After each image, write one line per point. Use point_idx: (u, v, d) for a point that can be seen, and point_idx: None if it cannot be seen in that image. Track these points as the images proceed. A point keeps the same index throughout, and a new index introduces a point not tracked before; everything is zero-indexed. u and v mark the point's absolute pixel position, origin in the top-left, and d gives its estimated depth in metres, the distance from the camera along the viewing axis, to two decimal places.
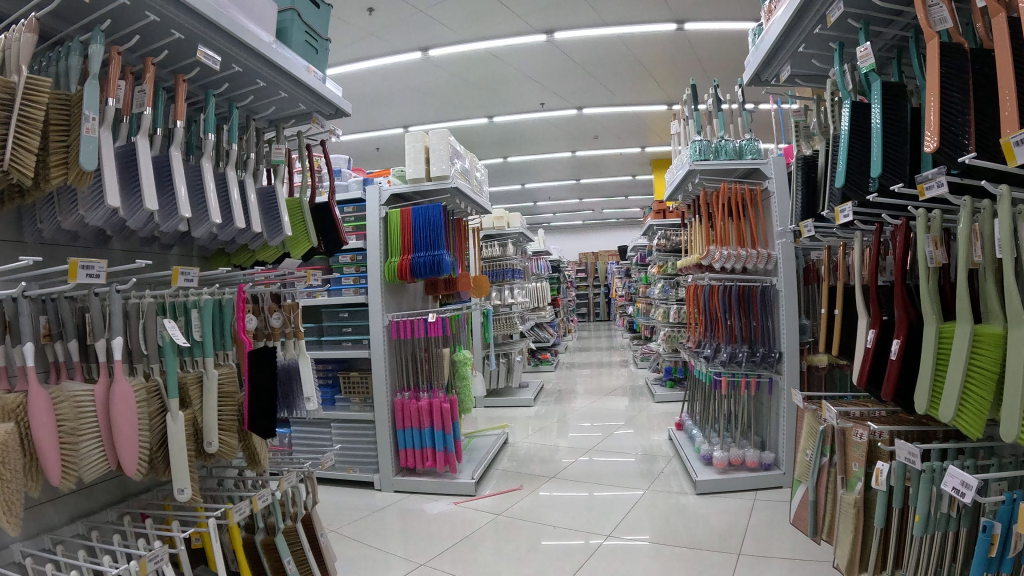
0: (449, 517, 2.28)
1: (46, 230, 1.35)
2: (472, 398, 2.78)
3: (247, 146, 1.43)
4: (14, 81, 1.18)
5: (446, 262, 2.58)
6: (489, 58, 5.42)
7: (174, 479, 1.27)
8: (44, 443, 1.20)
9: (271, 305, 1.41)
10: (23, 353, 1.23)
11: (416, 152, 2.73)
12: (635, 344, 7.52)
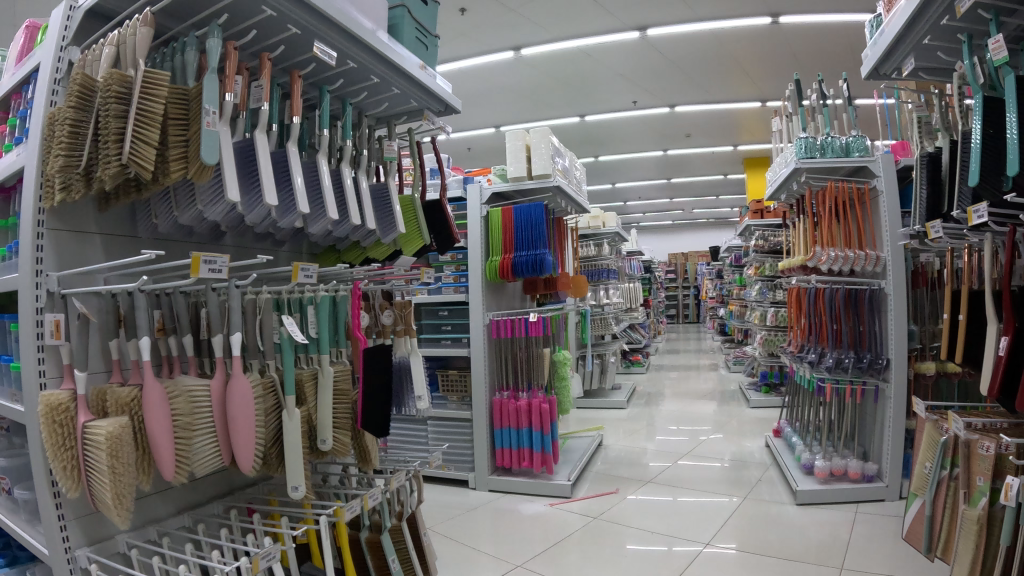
0: (544, 518, 2.25)
1: (161, 223, 1.34)
2: (569, 400, 2.83)
3: (360, 142, 1.41)
4: (132, 75, 1.19)
5: (547, 261, 2.51)
6: (582, 56, 5.37)
7: (289, 477, 1.26)
8: (159, 438, 1.18)
9: (382, 303, 1.41)
10: (140, 346, 1.21)
11: (518, 151, 2.71)
12: (726, 347, 7.37)
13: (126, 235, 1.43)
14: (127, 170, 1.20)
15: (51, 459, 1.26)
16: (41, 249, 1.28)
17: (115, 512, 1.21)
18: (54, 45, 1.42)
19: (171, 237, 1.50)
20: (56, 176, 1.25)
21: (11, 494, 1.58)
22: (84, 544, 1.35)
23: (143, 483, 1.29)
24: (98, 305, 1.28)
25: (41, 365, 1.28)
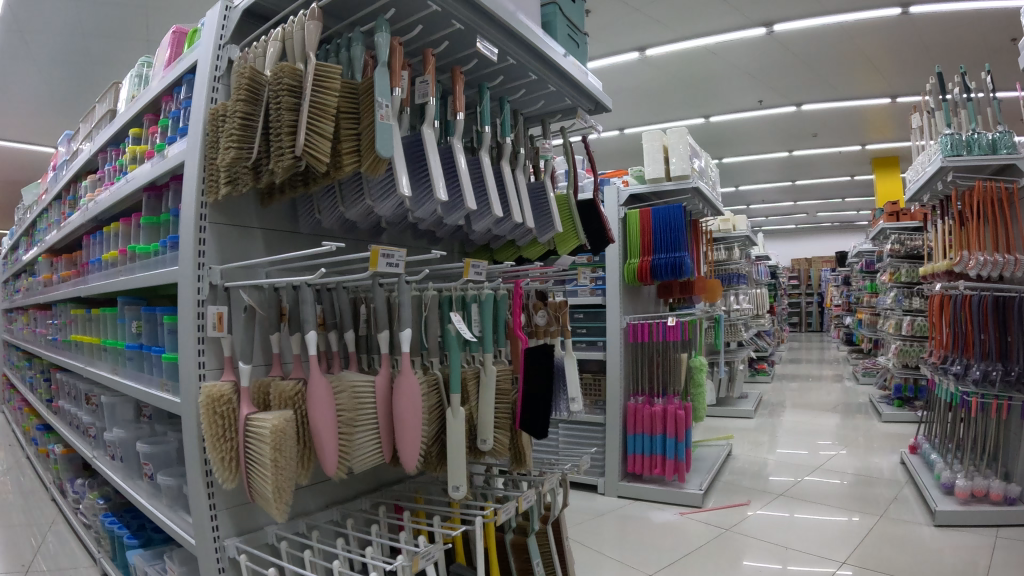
0: (674, 528, 2.25)
1: (323, 218, 1.31)
2: (705, 406, 2.77)
3: (517, 141, 1.41)
4: (305, 68, 1.13)
5: (687, 264, 2.54)
6: (706, 54, 5.24)
7: (450, 475, 1.22)
8: (323, 433, 1.12)
9: (537, 303, 1.38)
10: (307, 342, 1.10)
11: (655, 152, 2.73)
12: (859, 359, 7.09)
13: (285, 232, 1.37)
14: (299, 163, 1.14)
15: (209, 448, 1.17)
16: (204, 242, 1.23)
17: (274, 509, 1.12)
18: (212, 44, 1.33)
19: (326, 232, 1.43)
20: (223, 169, 1.19)
21: (153, 480, 1.48)
22: (232, 534, 1.27)
23: (301, 478, 1.21)
24: (261, 297, 1.21)
25: (201, 356, 1.20)
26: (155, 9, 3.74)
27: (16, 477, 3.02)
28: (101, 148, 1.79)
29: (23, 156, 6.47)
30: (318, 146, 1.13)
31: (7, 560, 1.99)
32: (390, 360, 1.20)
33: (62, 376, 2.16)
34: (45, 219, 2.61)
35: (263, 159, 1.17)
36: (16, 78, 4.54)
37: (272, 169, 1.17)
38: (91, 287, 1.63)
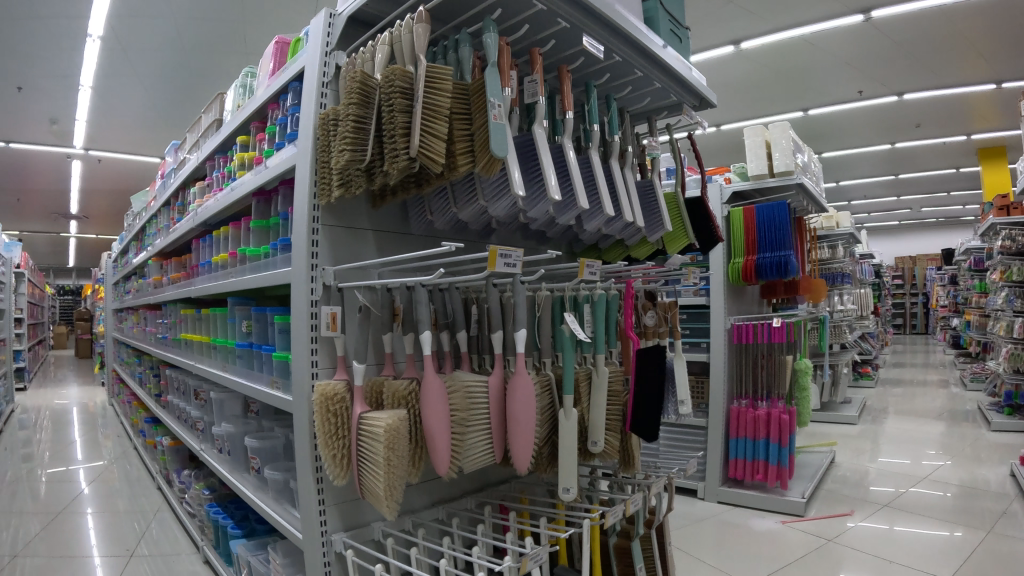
0: (773, 536, 2.21)
1: (436, 221, 1.24)
2: (808, 413, 2.74)
3: (624, 140, 1.41)
4: (414, 70, 1.04)
5: (792, 264, 2.44)
6: (802, 45, 5.05)
7: (560, 477, 1.19)
8: (435, 432, 1.06)
9: (646, 304, 1.36)
10: (422, 343, 1.02)
11: (758, 147, 2.66)
12: (969, 364, 6.73)
13: (397, 234, 1.28)
14: (412, 165, 1.03)
15: (320, 444, 1.10)
16: (317, 244, 1.13)
17: (385, 506, 1.04)
18: (319, 51, 1.21)
19: (441, 232, 1.34)
20: (335, 171, 1.09)
21: (260, 475, 1.48)
22: (340, 529, 1.20)
23: (411, 477, 1.14)
24: (374, 296, 1.13)
25: (314, 356, 1.11)
26: (247, 25, 3.88)
27: (126, 465, 3.19)
28: (208, 155, 1.83)
29: (132, 166, 6.85)
30: (431, 148, 1.02)
31: (117, 543, 2.08)
32: (503, 361, 1.18)
33: (173, 373, 2.27)
34: (154, 224, 2.76)
35: (377, 163, 1.07)
36: (124, 93, 4.80)
37: (386, 172, 1.06)
38: (201, 288, 1.68)
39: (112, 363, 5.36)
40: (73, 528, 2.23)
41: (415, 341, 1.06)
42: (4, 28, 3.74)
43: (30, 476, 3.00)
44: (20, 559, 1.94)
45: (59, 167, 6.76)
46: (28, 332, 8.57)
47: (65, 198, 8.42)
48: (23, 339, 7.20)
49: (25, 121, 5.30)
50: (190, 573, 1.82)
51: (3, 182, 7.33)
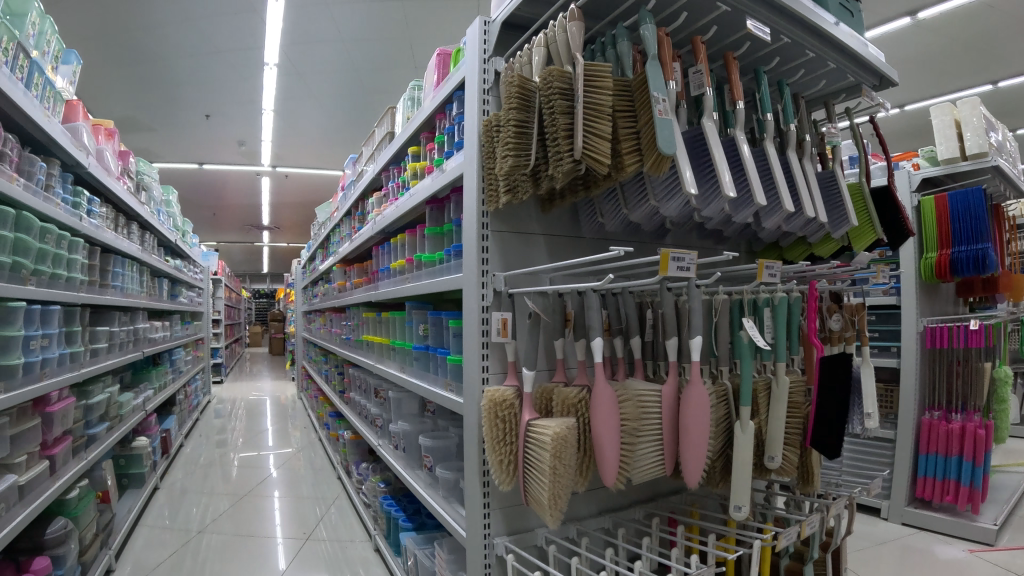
0: (961, 565, 2.00)
1: (607, 224, 1.20)
2: (1009, 426, 2.49)
3: (801, 129, 1.30)
4: (571, 70, 0.99)
5: (992, 258, 2.22)
6: (987, 10, 4.52)
7: (731, 494, 1.12)
8: (604, 443, 1.01)
9: (831, 306, 1.27)
10: (593, 351, 0.98)
11: (945, 128, 2.43)
12: None
13: (568, 237, 1.24)
14: (578, 168, 0.98)
15: (487, 449, 1.05)
16: (487, 250, 1.12)
17: (549, 514, 0.99)
18: (477, 58, 1.14)
19: (612, 235, 1.29)
20: (501, 177, 1.05)
21: (432, 472, 1.44)
22: (503, 533, 1.13)
23: (577, 486, 1.09)
24: (545, 302, 1.07)
25: (485, 362, 1.09)
26: (417, 40, 3.81)
27: (309, 454, 3.43)
28: (384, 166, 1.90)
29: (314, 180, 7.22)
30: (596, 149, 0.96)
31: (298, 525, 2.22)
32: (678, 368, 1.13)
33: (355, 371, 2.42)
34: (337, 233, 2.96)
35: (543, 166, 1.02)
36: (305, 113, 4.94)
37: (551, 176, 1.01)
38: (382, 292, 1.72)
39: (301, 360, 5.83)
40: (261, 508, 2.42)
41: (587, 348, 1.03)
42: (193, 67, 3.99)
43: (224, 460, 3.31)
44: (207, 535, 2.12)
45: (249, 184, 7.30)
46: (226, 330, 9.46)
47: (255, 211, 9.13)
48: (220, 336, 8.01)
49: (217, 145, 5.69)
50: (362, 558, 1.89)
51: (198, 198, 8.07)
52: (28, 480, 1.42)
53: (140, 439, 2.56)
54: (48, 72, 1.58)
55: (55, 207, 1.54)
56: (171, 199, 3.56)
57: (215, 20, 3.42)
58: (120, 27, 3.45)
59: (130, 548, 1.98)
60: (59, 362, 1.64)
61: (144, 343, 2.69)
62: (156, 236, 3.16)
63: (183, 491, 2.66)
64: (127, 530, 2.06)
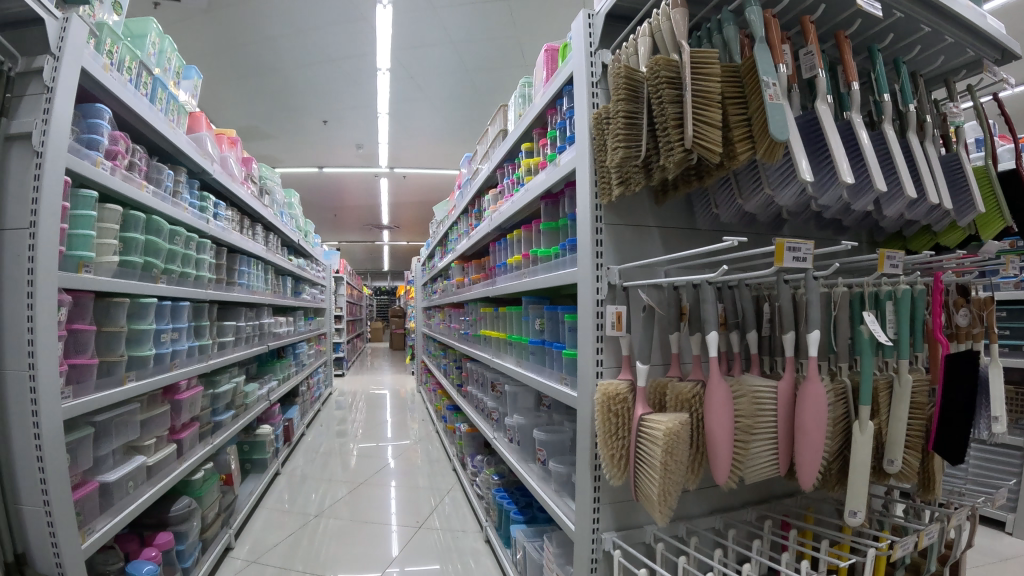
0: None
1: (722, 215, 1.16)
2: None
3: (921, 109, 1.22)
4: (679, 58, 0.96)
5: None
6: None
7: (846, 498, 1.06)
8: (718, 439, 0.99)
9: (959, 300, 1.18)
10: (708, 345, 0.97)
11: None
12: None
13: (684, 228, 1.21)
14: (689, 158, 0.95)
15: (599, 443, 1.05)
16: (601, 243, 1.09)
17: (658, 511, 0.98)
18: (584, 52, 1.13)
19: (728, 226, 1.24)
20: (612, 170, 1.03)
21: (545, 466, 1.44)
22: (611, 528, 1.12)
23: (689, 483, 1.07)
24: (661, 295, 1.05)
25: (599, 355, 1.06)
26: (526, 39, 3.73)
27: (426, 446, 3.52)
28: (499, 164, 1.90)
29: (432, 180, 7.33)
30: (706, 138, 0.93)
31: (412, 514, 2.28)
32: (794, 364, 1.09)
33: (472, 366, 2.46)
34: (455, 230, 3.01)
35: (654, 157, 0.99)
36: (419, 115, 4.97)
37: (663, 167, 0.98)
38: (499, 288, 1.74)
39: (424, 356, 5.98)
40: (378, 496, 2.52)
41: (702, 341, 1.01)
42: (306, 77, 4.18)
43: (341, 449, 3.47)
44: (325, 518, 2.23)
45: (369, 185, 7.55)
46: (348, 326, 9.94)
47: (375, 211, 9.44)
48: (343, 332, 8.42)
49: (337, 149, 5.89)
50: (473, 550, 1.93)
51: (322, 200, 8.49)
52: (156, 461, 1.53)
53: (263, 427, 2.71)
54: (173, 87, 1.69)
55: (183, 211, 1.65)
56: (295, 201, 3.70)
57: (329, 28, 3.52)
58: (239, 43, 3.66)
59: (251, 529, 2.10)
60: (188, 353, 1.78)
61: (269, 337, 2.86)
62: (281, 237, 3.34)
63: (303, 478, 2.81)
64: (248, 513, 2.19)
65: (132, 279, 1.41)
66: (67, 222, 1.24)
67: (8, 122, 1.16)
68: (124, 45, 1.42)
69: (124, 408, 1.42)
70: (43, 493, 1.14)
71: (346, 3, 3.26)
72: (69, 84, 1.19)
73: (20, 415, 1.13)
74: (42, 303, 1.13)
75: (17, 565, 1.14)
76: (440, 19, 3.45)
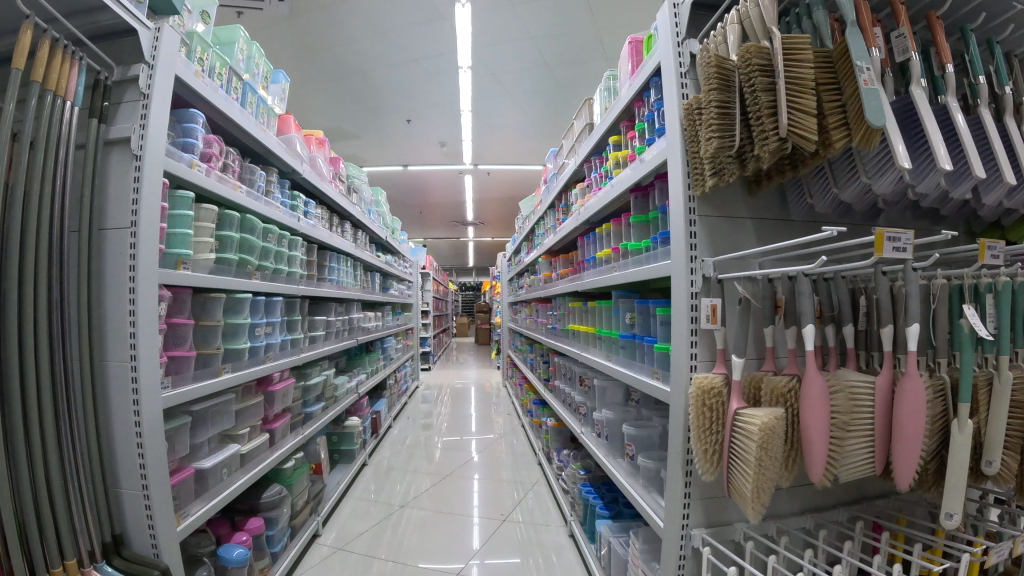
0: None
1: (817, 205, 1.12)
2: None
3: (1018, 89, 1.17)
4: (770, 45, 0.94)
5: None
6: None
7: (942, 499, 1.02)
8: (815, 434, 0.96)
9: None
10: (804, 337, 0.95)
11: None
12: None
13: (778, 220, 1.17)
14: (785, 146, 0.92)
15: (692, 437, 1.04)
16: (695, 235, 1.07)
17: (750, 507, 0.96)
18: (670, 43, 1.12)
19: (825, 216, 1.19)
20: (704, 161, 1.01)
21: (634, 461, 1.42)
22: (701, 525, 1.10)
23: (781, 481, 1.04)
24: (756, 288, 1.04)
25: (694, 348, 1.04)
26: (606, 32, 3.61)
27: (511, 441, 3.55)
28: (586, 158, 1.90)
29: (518, 176, 7.26)
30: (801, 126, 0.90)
31: (497, 508, 2.31)
32: (893, 360, 1.05)
33: (561, 360, 2.45)
34: (543, 224, 3.02)
35: (748, 146, 0.97)
36: (501, 112, 4.96)
37: (758, 156, 0.96)
38: (588, 282, 1.72)
39: (508, 348, 6.07)
40: (461, 488, 2.57)
41: (797, 334, 0.98)
42: (386, 78, 4.27)
43: (427, 441, 3.54)
44: (409, 509, 2.29)
45: (454, 182, 7.61)
46: (437, 322, 10.14)
47: (463, 208, 9.51)
48: (430, 327, 8.60)
49: (422, 147, 5.96)
50: (555, 544, 1.94)
51: (408, 199, 8.66)
52: (250, 449, 1.60)
53: (352, 419, 2.79)
54: (262, 91, 1.75)
55: (275, 210, 1.72)
56: (381, 199, 3.75)
57: (410, 30, 3.56)
58: (320, 47, 3.77)
59: (339, 515, 2.19)
60: (281, 346, 1.85)
61: (358, 331, 2.96)
62: (370, 233, 3.44)
63: (389, 469, 2.88)
64: (336, 500, 2.26)
65: (228, 275, 1.47)
66: (165, 222, 1.29)
67: (108, 129, 1.24)
68: (214, 52, 1.47)
69: (220, 398, 1.49)
70: (141, 478, 1.22)
71: (424, 3, 3.28)
72: (163, 90, 1.26)
73: (123, 405, 1.21)
74: (142, 300, 1.19)
75: (114, 545, 1.22)
76: (518, 16, 3.42)
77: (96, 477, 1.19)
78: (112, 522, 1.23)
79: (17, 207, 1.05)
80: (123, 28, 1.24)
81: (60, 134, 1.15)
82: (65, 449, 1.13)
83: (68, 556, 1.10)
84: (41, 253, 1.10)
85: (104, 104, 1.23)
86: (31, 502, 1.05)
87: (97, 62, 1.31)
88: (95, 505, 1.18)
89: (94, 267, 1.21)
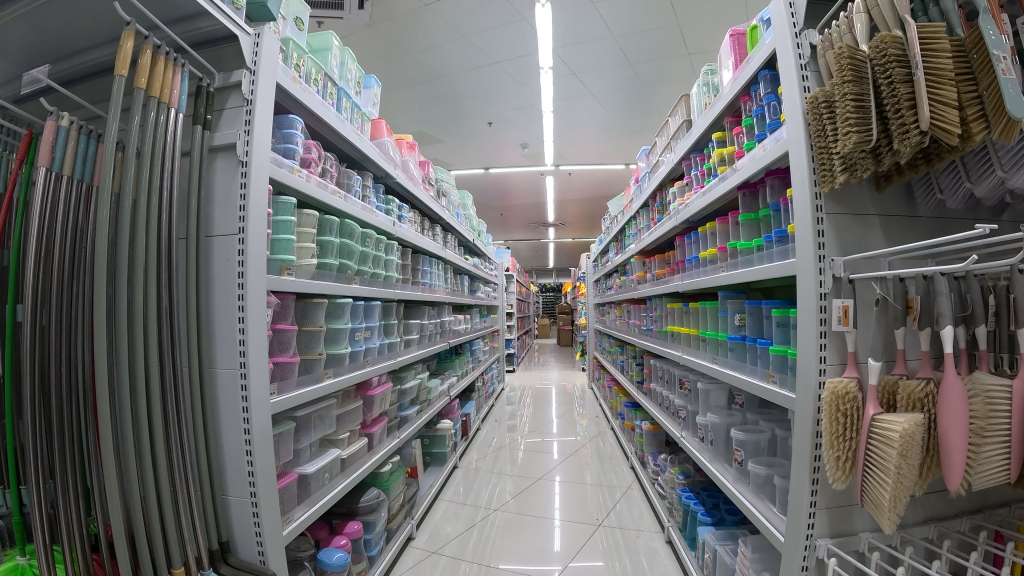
0: None
1: (947, 200, 1.06)
2: None
3: None
4: (904, 33, 0.86)
5: None
6: None
7: None
8: (953, 443, 0.88)
9: None
10: (942, 341, 0.88)
11: None
12: None
13: (905, 217, 1.12)
14: (925, 140, 0.86)
15: (823, 445, 1.00)
16: (823, 234, 1.05)
17: (885, 517, 0.91)
18: (788, 34, 1.09)
19: (956, 213, 1.14)
20: (835, 158, 0.98)
21: (742, 466, 1.42)
22: (826, 535, 1.06)
23: (918, 491, 0.98)
24: (887, 288, 1.00)
25: (823, 352, 1.03)
26: (690, 26, 3.52)
27: (597, 444, 3.52)
28: (684, 156, 1.88)
29: (597, 176, 7.18)
30: (944, 118, 0.83)
31: (589, 512, 2.28)
32: None
33: (657, 362, 2.42)
34: (635, 225, 2.98)
35: (885, 141, 0.92)
36: (584, 112, 4.91)
37: (895, 151, 0.91)
38: (693, 283, 1.73)
39: (593, 350, 6.06)
40: (548, 491, 2.56)
41: (928, 335, 0.94)
42: (468, 80, 4.28)
43: (512, 443, 3.56)
44: (497, 512, 2.29)
45: (536, 184, 7.62)
46: (518, 325, 10.23)
47: (546, 209, 9.49)
48: (514, 328, 8.68)
49: (504, 149, 5.97)
50: (650, 549, 1.92)
51: (490, 201, 8.75)
52: (350, 453, 1.62)
53: (443, 421, 2.84)
54: (355, 97, 1.78)
55: (372, 214, 1.77)
56: (468, 202, 3.74)
57: (489, 32, 3.56)
58: (397, 53, 3.83)
59: (431, 517, 2.21)
60: (380, 350, 1.91)
61: (448, 334, 2.99)
62: (456, 237, 3.49)
63: (477, 471, 2.90)
64: (429, 503, 2.29)
65: (329, 280, 1.51)
66: (270, 228, 1.30)
67: (213, 135, 1.22)
68: (310, 58, 1.48)
69: (322, 404, 1.50)
70: (249, 485, 1.19)
71: (507, 4, 3.26)
72: (266, 94, 1.23)
73: (231, 411, 1.18)
74: (251, 306, 1.16)
75: (220, 552, 1.20)
76: (599, 10, 3.35)
77: (203, 482, 1.17)
78: (219, 529, 1.21)
79: (124, 215, 1.03)
80: (224, 34, 1.20)
81: (165, 143, 1.13)
82: (172, 454, 1.12)
83: (175, 562, 1.10)
84: (149, 260, 1.09)
85: (208, 112, 1.21)
86: (139, 507, 1.05)
87: (197, 68, 1.29)
88: (202, 511, 1.17)
89: (202, 272, 1.19)
